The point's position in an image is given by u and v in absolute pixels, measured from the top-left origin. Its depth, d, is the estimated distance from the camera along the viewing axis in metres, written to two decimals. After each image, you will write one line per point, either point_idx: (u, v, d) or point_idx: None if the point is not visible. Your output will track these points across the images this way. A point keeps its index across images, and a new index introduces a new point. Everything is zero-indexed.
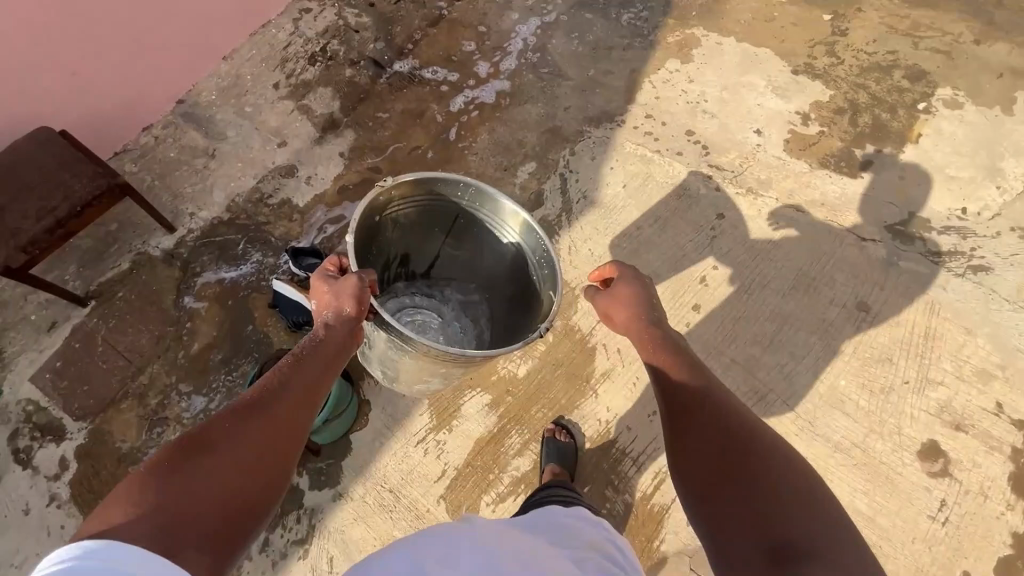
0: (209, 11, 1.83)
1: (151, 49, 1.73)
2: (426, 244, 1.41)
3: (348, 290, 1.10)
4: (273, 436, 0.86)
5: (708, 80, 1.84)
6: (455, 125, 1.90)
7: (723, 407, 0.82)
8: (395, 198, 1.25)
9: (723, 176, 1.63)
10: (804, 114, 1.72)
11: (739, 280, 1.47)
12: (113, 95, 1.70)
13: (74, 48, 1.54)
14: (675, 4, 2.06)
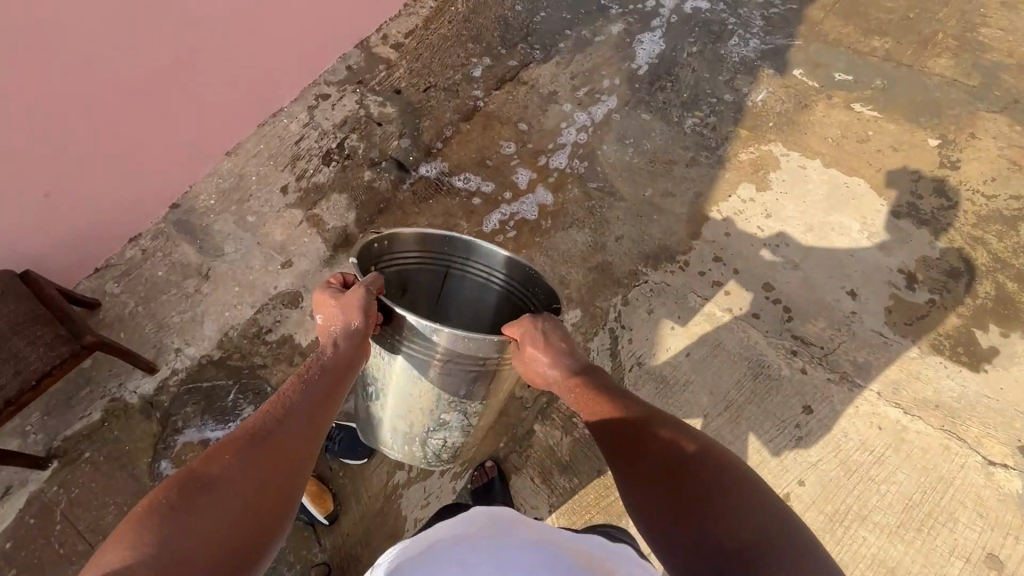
0: (211, 104, 1.59)
1: (142, 154, 1.49)
2: (415, 304, 1.28)
3: (353, 301, 0.95)
4: (276, 468, 0.81)
5: (789, 215, 1.56)
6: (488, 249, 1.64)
7: (670, 450, 0.80)
8: (387, 250, 1.11)
9: (811, 354, 1.35)
10: (909, 274, 1.43)
11: (833, 507, 1.20)
12: (97, 209, 1.47)
13: (48, 164, 1.31)
14: (748, 111, 1.77)
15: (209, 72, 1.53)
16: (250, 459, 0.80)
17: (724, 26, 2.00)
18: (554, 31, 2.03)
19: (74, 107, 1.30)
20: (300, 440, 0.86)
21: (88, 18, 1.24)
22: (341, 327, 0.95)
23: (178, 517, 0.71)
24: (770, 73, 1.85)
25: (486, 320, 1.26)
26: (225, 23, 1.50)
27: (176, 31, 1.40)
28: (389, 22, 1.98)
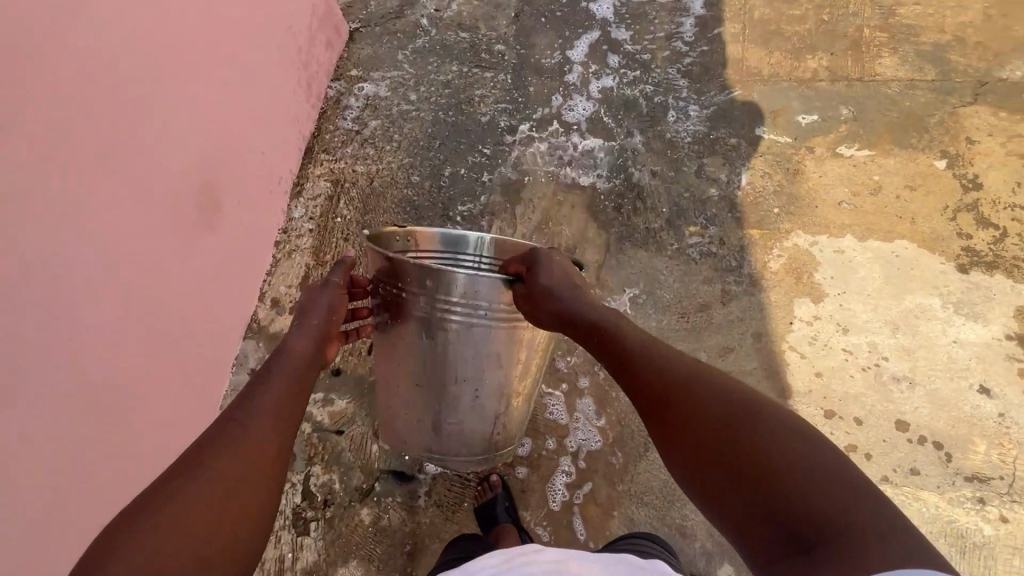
0: (200, 253, 1.24)
1: (151, 330, 1.13)
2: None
3: (315, 306, 0.97)
4: (247, 457, 0.71)
5: (866, 322, 1.33)
6: (577, 521, 1.25)
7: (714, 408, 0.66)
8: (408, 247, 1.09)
9: (995, 493, 1.16)
10: (1019, 337, 1.27)
11: None
12: (102, 446, 1.04)
13: (33, 391, 0.90)
14: (742, 203, 1.51)
15: (219, 158, 1.28)
16: (235, 444, 0.72)
17: (650, 99, 1.69)
18: (473, 187, 1.61)
19: (69, 284, 0.94)
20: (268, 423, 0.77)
21: (66, 160, 0.92)
22: (319, 306, 0.97)
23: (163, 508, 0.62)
24: (735, 143, 1.59)
25: None
26: (235, 100, 1.31)
27: (152, 158, 1.09)
28: (269, 276, 1.50)
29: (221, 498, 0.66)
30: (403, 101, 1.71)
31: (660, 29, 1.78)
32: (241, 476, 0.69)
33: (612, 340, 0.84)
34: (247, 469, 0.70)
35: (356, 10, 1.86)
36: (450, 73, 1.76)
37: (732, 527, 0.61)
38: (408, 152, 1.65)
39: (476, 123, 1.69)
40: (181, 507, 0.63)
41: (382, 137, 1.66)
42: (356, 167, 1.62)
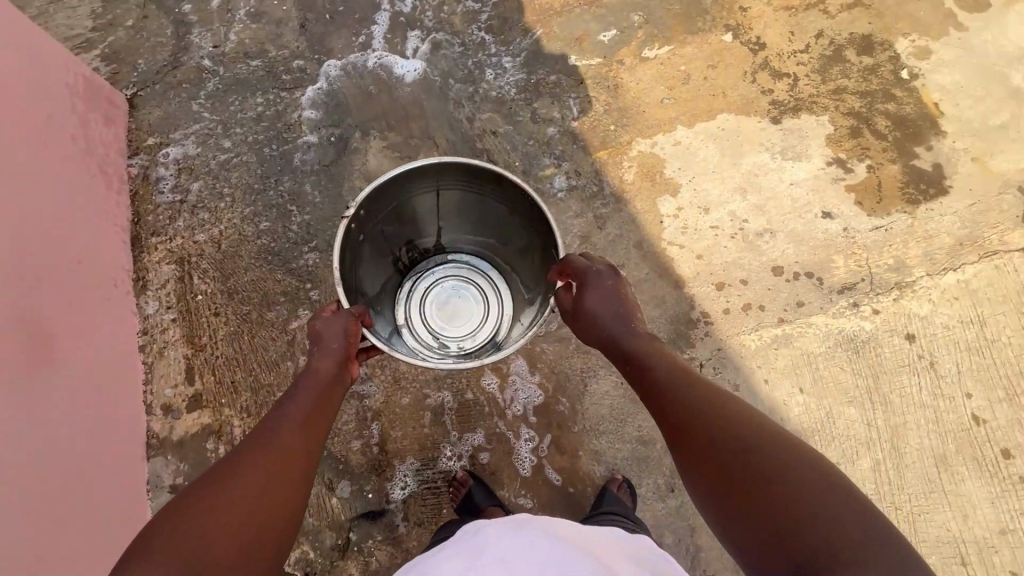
0: (77, 304, 1.25)
1: (64, 383, 1.15)
2: (419, 246, 1.35)
3: (330, 333, 0.96)
4: (265, 468, 0.77)
5: (719, 196, 1.47)
6: (549, 470, 1.30)
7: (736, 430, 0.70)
8: (362, 216, 1.11)
9: (862, 293, 1.34)
10: (837, 161, 1.46)
11: (997, 389, 1.25)
12: (61, 493, 1.08)
13: None
14: (581, 131, 1.58)
15: (63, 205, 1.28)
16: (256, 454, 0.78)
17: (464, 63, 1.68)
18: (327, 211, 1.55)
19: None
20: (286, 442, 0.81)
21: None
22: (334, 328, 0.96)
23: (205, 496, 0.71)
24: (555, 80, 1.64)
25: (480, 232, 1.33)
26: (54, 143, 1.29)
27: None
28: (149, 384, 1.38)
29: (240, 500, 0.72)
30: (217, 151, 1.59)
31: None
32: (266, 478, 0.76)
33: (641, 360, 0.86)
34: (273, 473, 0.77)
35: (125, 75, 1.67)
36: (257, 106, 1.65)
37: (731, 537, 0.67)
38: (245, 201, 1.54)
39: (304, 148, 1.61)
40: (219, 497, 0.71)
41: (211, 196, 1.54)
42: (196, 238, 1.49)
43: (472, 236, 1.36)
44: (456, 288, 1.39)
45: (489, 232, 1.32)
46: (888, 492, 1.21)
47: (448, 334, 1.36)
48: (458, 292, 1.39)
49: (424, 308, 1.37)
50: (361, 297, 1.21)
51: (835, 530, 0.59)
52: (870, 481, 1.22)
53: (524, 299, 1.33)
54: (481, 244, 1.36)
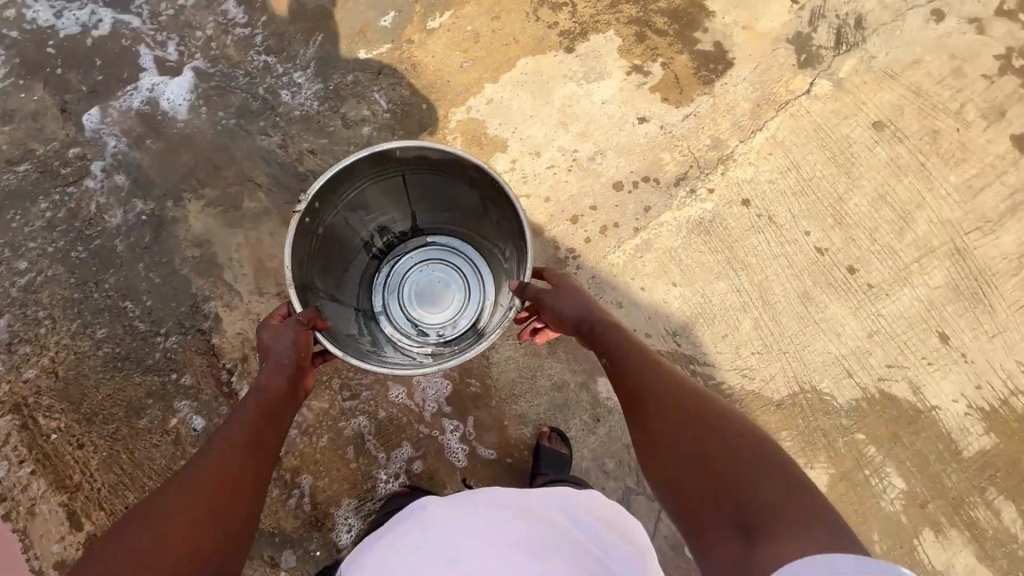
0: None
1: None
2: (390, 229, 1.30)
3: (278, 346, 0.94)
4: (205, 480, 0.76)
5: (545, 137, 1.50)
6: (481, 448, 1.31)
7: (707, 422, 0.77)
8: (321, 206, 1.07)
9: (694, 179, 1.43)
10: (634, 68, 1.53)
11: (827, 219, 1.39)
12: None
13: None
14: (397, 121, 1.55)
15: None
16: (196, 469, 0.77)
17: (255, 92, 1.58)
18: (167, 293, 1.44)
19: None
20: (229, 458, 0.80)
21: None
22: (285, 344, 0.94)
23: (145, 513, 0.73)
24: (353, 79, 1.58)
25: (452, 213, 1.28)
26: None
27: None
28: (29, 548, 1.26)
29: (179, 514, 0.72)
30: (15, 277, 1.41)
31: (209, 21, 1.61)
32: (205, 493, 0.75)
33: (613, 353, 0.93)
34: (212, 488, 0.75)
35: None
36: (44, 212, 1.47)
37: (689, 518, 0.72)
38: (69, 316, 1.40)
39: (114, 238, 1.47)
40: (159, 510, 0.72)
41: (27, 325, 1.38)
42: (27, 376, 1.34)
43: (445, 217, 1.30)
44: (437, 271, 1.34)
45: (462, 212, 1.26)
46: (773, 341, 1.33)
47: (427, 320, 1.32)
48: (435, 277, 1.34)
49: (402, 292, 1.33)
50: (325, 288, 1.17)
51: (786, 506, 0.65)
52: (756, 339, 1.33)
53: (502, 279, 1.27)
54: (456, 225, 1.31)
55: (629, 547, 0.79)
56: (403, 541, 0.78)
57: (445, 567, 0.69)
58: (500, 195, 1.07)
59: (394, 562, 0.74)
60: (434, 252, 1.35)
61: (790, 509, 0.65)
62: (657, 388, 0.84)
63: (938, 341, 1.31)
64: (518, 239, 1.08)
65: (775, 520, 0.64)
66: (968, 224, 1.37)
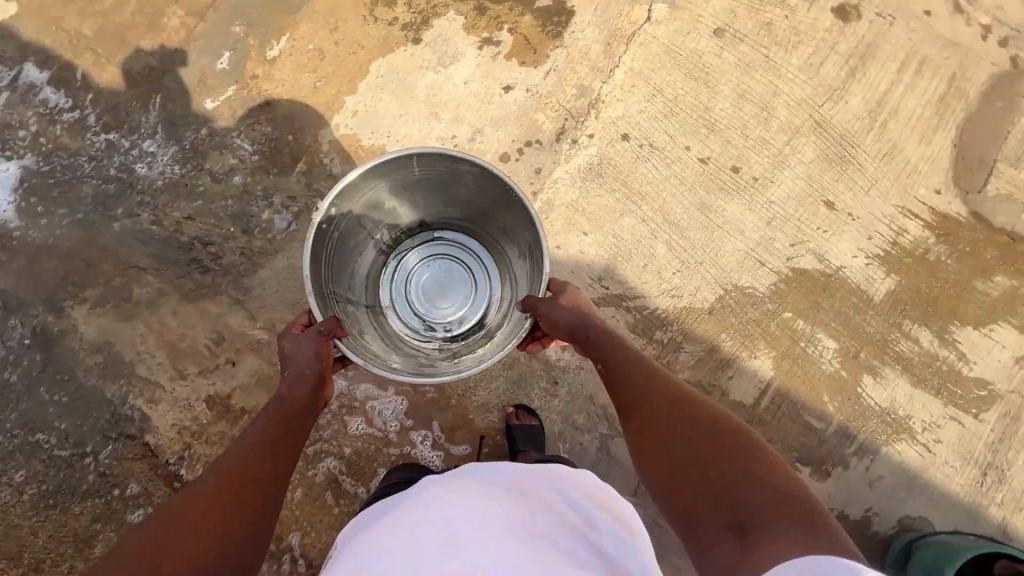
0: None
1: None
2: (400, 225, 1.26)
3: (301, 354, 0.96)
4: (221, 484, 0.77)
5: (421, 133, 1.50)
6: (455, 446, 1.31)
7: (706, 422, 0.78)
8: (337, 207, 1.04)
9: (572, 130, 1.47)
10: (485, 41, 1.53)
11: (700, 131, 1.47)
12: None
13: None
14: (268, 160, 1.49)
15: None
16: (215, 472, 0.79)
17: (105, 174, 1.47)
18: (78, 408, 1.34)
19: None
20: (245, 463, 0.80)
21: None
22: (306, 349, 0.96)
23: (162, 514, 0.73)
24: (208, 131, 1.50)
25: (465, 215, 1.25)
26: None
27: None
28: None
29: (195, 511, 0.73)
30: None
31: (29, 115, 1.48)
32: (217, 496, 0.75)
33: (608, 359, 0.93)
34: (226, 491, 0.76)
35: None
36: None
37: (683, 522, 0.71)
38: None
39: (4, 371, 1.36)
40: (175, 510, 0.73)
41: None
42: None
43: (456, 216, 1.27)
44: (444, 266, 1.31)
45: (474, 214, 1.23)
46: (688, 256, 1.39)
47: (435, 316, 1.30)
48: (444, 275, 1.31)
49: (410, 289, 1.30)
50: (338, 290, 1.14)
51: (782, 508, 0.64)
52: (673, 259, 1.39)
53: (509, 277, 1.26)
54: (466, 223, 1.28)
55: (620, 526, 0.72)
56: (403, 523, 0.71)
57: (445, 558, 0.63)
58: (515, 203, 1.05)
59: (393, 539, 0.69)
60: (444, 249, 1.31)
61: (785, 511, 0.63)
62: (657, 393, 0.85)
63: (828, 210, 1.41)
64: (531, 243, 1.07)
65: (771, 521, 0.62)
66: (821, 98, 1.47)
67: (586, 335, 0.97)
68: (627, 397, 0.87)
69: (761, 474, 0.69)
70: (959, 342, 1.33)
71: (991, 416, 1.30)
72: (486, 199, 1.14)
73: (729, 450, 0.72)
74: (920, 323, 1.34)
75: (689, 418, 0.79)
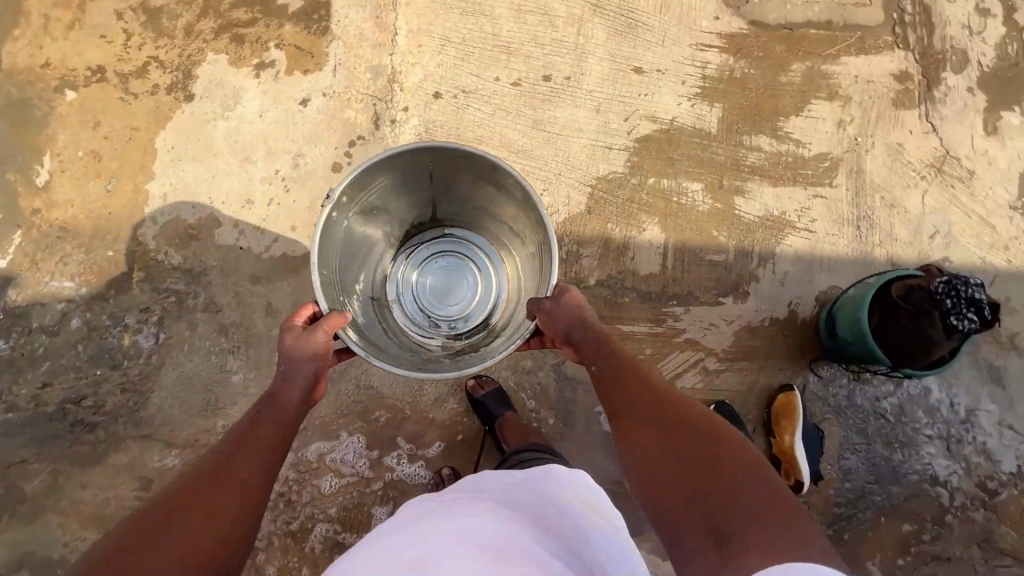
0: None
1: None
2: (410, 222, 1.24)
3: (303, 351, 0.92)
4: (218, 487, 0.76)
5: (242, 183, 1.41)
6: (428, 449, 1.28)
7: (695, 425, 0.81)
8: (352, 191, 1.01)
9: (386, 112, 1.44)
10: (257, 67, 1.45)
11: (499, 57, 1.48)
12: None
13: None
14: (98, 285, 1.35)
15: None
16: (212, 473, 0.78)
17: None
18: None
19: None
20: (240, 468, 0.79)
21: None
22: (304, 347, 0.92)
23: (164, 514, 0.72)
24: (15, 290, 1.33)
25: (475, 215, 1.24)
26: None
27: None
28: None
29: (194, 509, 0.73)
30: None
31: None
32: (213, 499, 0.74)
33: (601, 366, 0.96)
34: (224, 495, 0.75)
35: None
36: None
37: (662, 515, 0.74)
38: None
39: None
40: (174, 512, 0.72)
41: None
42: None
43: (463, 214, 1.25)
44: (453, 263, 1.30)
45: (483, 213, 1.22)
46: (546, 173, 1.43)
47: (441, 312, 1.29)
48: (450, 274, 1.29)
49: (418, 284, 1.29)
50: (344, 281, 1.11)
51: (763, 514, 0.67)
52: (534, 182, 1.43)
53: (516, 273, 1.26)
54: (475, 222, 1.27)
55: (610, 531, 0.71)
56: (385, 546, 0.68)
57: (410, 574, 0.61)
58: (522, 198, 1.04)
59: (374, 560, 0.66)
60: (452, 248, 1.30)
61: (764, 513, 0.67)
62: (650, 394, 0.89)
63: (640, 74, 1.49)
64: (540, 240, 1.06)
65: (752, 520, 0.66)
66: None
67: (581, 342, 0.99)
68: (618, 398, 0.90)
69: (754, 478, 0.72)
70: (792, 132, 1.47)
71: (842, 178, 1.46)
72: (498, 200, 1.13)
73: (717, 452, 0.76)
74: (757, 133, 1.47)
75: (679, 419, 0.83)
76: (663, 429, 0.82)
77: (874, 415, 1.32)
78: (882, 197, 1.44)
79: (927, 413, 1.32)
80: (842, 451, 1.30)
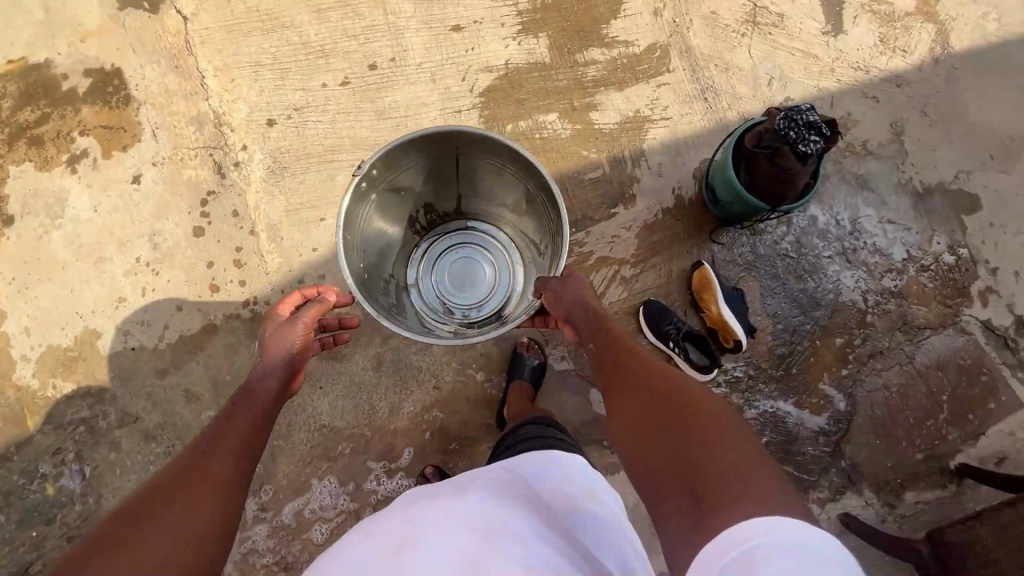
0: None
1: None
2: (435, 209, 1.27)
3: (282, 338, 0.95)
4: (204, 483, 0.72)
5: (105, 285, 1.31)
6: (401, 460, 1.27)
7: (683, 395, 0.77)
8: (382, 165, 1.04)
9: (225, 158, 1.37)
10: (69, 163, 1.34)
11: (317, 63, 1.43)
12: None
13: None
14: None
15: None
16: (194, 471, 0.74)
17: None
18: None
19: None
20: (223, 462, 0.76)
21: None
22: (284, 340, 0.95)
23: (151, 515, 0.67)
24: None
25: (497, 209, 1.26)
26: None
27: None
28: None
29: (179, 506, 0.68)
30: None
31: None
32: (201, 494, 0.71)
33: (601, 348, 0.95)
34: (213, 488, 0.72)
35: None
36: None
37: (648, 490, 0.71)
38: None
39: None
40: (163, 511, 0.67)
41: None
42: None
43: (487, 208, 1.27)
44: (473, 254, 1.32)
45: (507, 207, 1.24)
46: None
47: (455, 298, 1.31)
48: (469, 268, 1.31)
49: (437, 270, 1.31)
50: (364, 258, 1.14)
51: (740, 478, 0.61)
52: None
53: (528, 263, 1.29)
54: (500, 216, 1.28)
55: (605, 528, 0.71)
56: (369, 539, 0.68)
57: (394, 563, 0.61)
58: (540, 188, 1.06)
59: (356, 556, 0.65)
60: (473, 240, 1.32)
61: (742, 476, 0.62)
62: (643, 370, 0.86)
63: (459, 31, 1.48)
64: (555, 227, 1.08)
65: (725, 482, 0.61)
66: None
67: (581, 324, 1.01)
68: (612, 378, 0.89)
69: (734, 445, 0.66)
70: (617, 34, 1.52)
71: (676, 60, 1.52)
72: (525, 195, 1.15)
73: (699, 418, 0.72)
74: (587, 46, 1.51)
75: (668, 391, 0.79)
76: (652, 399, 0.79)
77: (780, 258, 1.42)
78: (716, 64, 1.52)
79: (821, 238, 1.44)
80: (764, 300, 1.41)
